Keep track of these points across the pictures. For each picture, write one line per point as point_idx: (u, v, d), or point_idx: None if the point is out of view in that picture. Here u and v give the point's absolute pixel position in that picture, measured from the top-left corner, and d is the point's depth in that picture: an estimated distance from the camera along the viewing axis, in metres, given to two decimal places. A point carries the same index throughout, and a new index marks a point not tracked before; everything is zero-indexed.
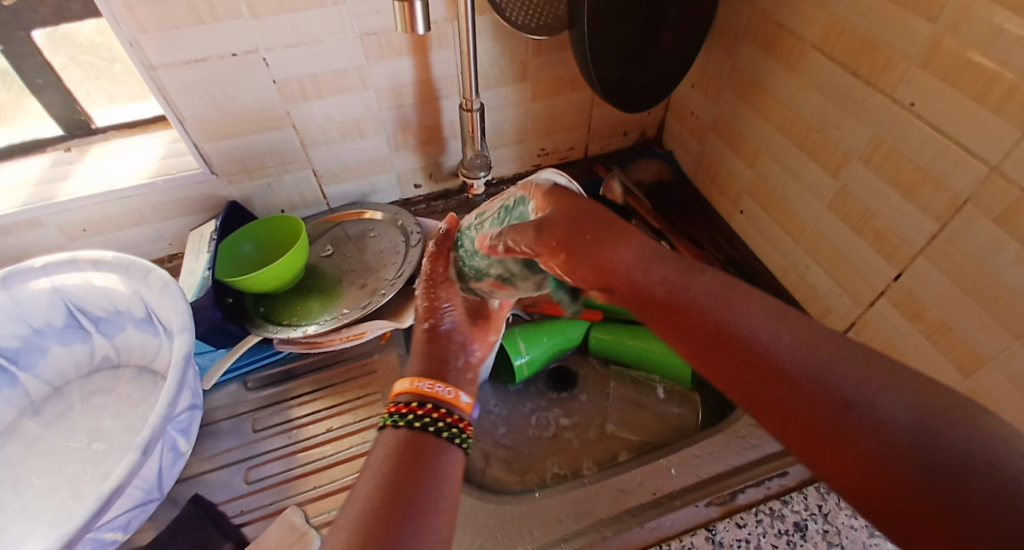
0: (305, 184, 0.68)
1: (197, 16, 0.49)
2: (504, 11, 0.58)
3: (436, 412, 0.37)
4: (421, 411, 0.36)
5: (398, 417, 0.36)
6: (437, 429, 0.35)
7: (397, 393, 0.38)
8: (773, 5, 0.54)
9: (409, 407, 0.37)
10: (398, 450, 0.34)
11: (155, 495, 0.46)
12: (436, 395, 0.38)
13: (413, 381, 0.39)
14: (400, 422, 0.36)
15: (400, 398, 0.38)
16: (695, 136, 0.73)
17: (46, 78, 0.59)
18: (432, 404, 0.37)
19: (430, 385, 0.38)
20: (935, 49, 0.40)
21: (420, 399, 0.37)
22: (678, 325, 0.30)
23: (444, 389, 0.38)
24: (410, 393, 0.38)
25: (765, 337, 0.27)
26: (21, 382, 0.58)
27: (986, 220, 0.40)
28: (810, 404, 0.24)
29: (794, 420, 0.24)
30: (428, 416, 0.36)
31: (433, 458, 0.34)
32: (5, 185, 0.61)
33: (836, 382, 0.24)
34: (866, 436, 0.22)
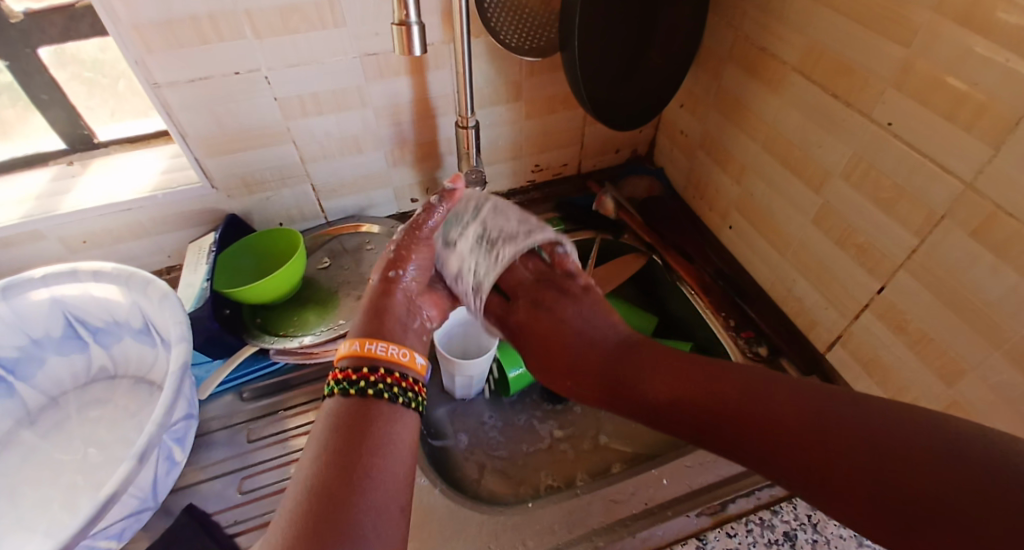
0: (303, 198, 0.69)
1: (202, 36, 0.51)
2: (498, 33, 0.60)
3: (390, 377, 0.37)
4: (374, 376, 0.37)
5: (347, 384, 0.36)
6: (390, 394, 0.36)
7: (341, 356, 0.38)
8: (756, 29, 0.56)
9: (358, 373, 0.37)
10: (343, 423, 0.35)
11: (151, 503, 0.46)
12: (389, 358, 0.38)
13: (362, 344, 0.39)
14: (350, 390, 0.36)
15: (344, 363, 0.38)
16: (684, 154, 0.75)
17: (51, 94, 0.61)
18: (385, 368, 0.38)
19: (380, 348, 0.39)
20: (908, 72, 0.42)
21: (369, 363, 0.37)
22: (695, 392, 0.38)
23: (398, 351, 0.39)
24: (356, 358, 0.38)
25: (768, 403, 0.34)
26: (18, 392, 0.58)
27: (962, 234, 0.41)
28: (815, 444, 0.30)
29: (799, 461, 0.31)
30: (379, 381, 0.37)
31: (380, 427, 0.35)
32: (7, 198, 0.63)
33: (832, 421, 0.31)
34: (862, 452, 0.29)
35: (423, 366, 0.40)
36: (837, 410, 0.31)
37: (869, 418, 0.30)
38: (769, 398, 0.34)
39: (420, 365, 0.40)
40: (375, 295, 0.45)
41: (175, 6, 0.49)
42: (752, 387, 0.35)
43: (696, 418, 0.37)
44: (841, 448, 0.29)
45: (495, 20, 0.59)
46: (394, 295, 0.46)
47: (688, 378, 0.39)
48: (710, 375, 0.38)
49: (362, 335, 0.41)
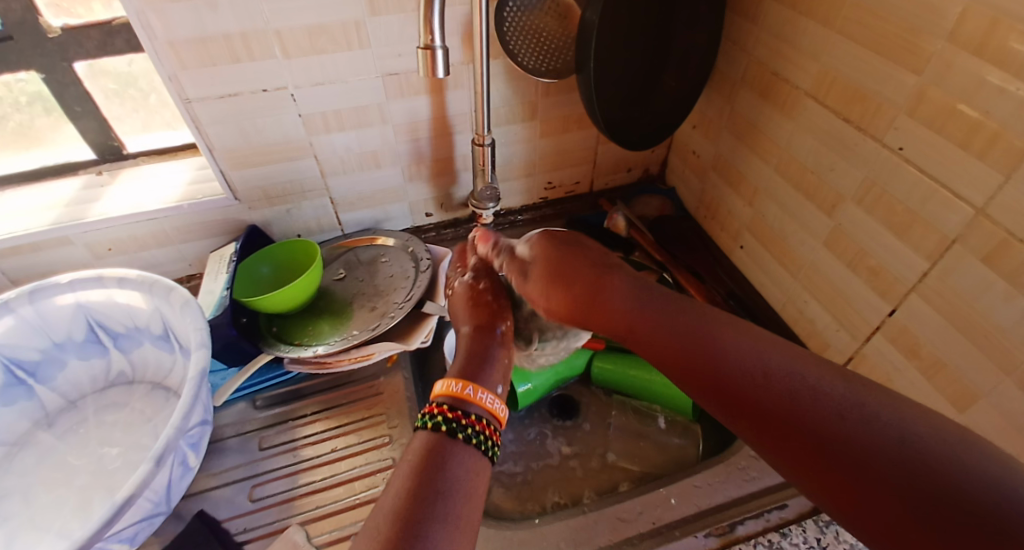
0: (322, 211, 0.71)
1: (234, 55, 0.53)
2: (516, 56, 0.62)
3: (478, 425, 0.37)
4: (465, 420, 0.37)
5: (438, 420, 0.37)
6: (475, 440, 0.36)
7: (438, 393, 0.39)
8: (768, 55, 0.57)
9: (449, 412, 0.37)
10: (422, 462, 0.34)
11: (162, 508, 0.46)
12: (482, 404, 0.39)
13: (457, 384, 0.40)
14: (442, 427, 0.36)
15: (439, 400, 0.38)
16: (696, 174, 0.76)
17: (85, 106, 0.63)
18: (472, 412, 0.38)
19: (473, 391, 0.39)
20: (921, 99, 0.42)
21: (460, 404, 0.38)
22: (670, 347, 0.38)
23: (492, 400, 0.39)
24: (452, 398, 0.39)
25: (767, 374, 0.33)
26: (38, 394, 0.59)
27: (974, 259, 0.42)
28: (794, 429, 0.30)
29: (774, 428, 0.31)
30: (468, 426, 0.37)
31: (455, 476, 0.34)
32: (38, 205, 0.65)
33: (825, 402, 0.30)
34: (878, 454, 0.27)
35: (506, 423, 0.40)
36: (865, 402, 0.29)
37: (877, 420, 0.28)
38: (754, 355, 0.34)
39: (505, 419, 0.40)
40: (472, 334, 0.47)
41: (210, 27, 0.51)
42: (754, 345, 0.35)
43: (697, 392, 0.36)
44: (835, 451, 0.28)
45: (513, 42, 0.61)
46: (491, 340, 0.46)
47: (691, 332, 0.38)
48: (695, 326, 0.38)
49: (460, 375, 0.42)
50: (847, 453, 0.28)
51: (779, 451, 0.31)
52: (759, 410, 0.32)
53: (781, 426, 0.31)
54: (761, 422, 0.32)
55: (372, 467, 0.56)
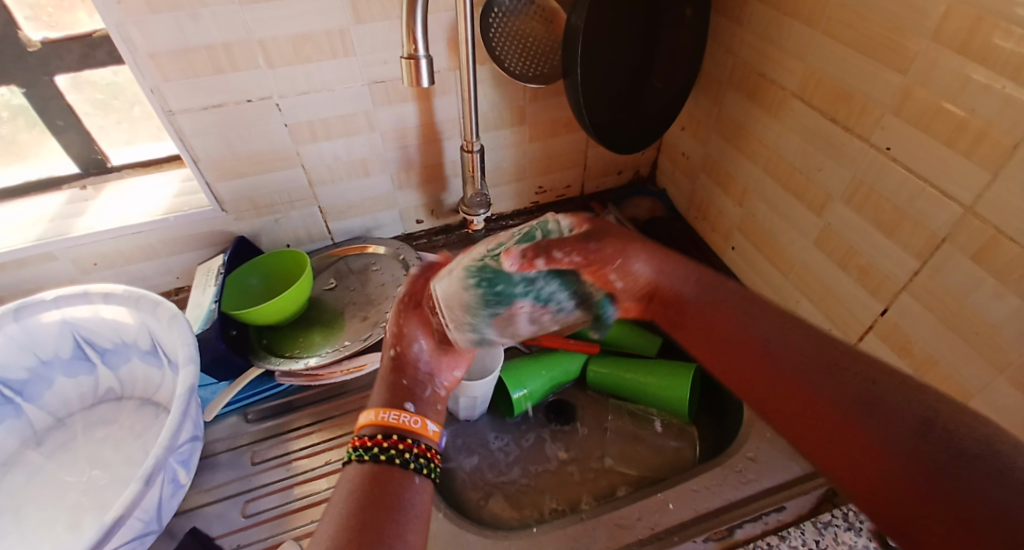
0: (311, 220, 0.70)
1: (217, 66, 0.53)
2: (503, 61, 0.62)
3: (403, 444, 0.37)
4: (388, 443, 0.37)
5: (363, 451, 0.36)
6: (401, 460, 0.36)
7: (360, 425, 0.38)
8: (755, 56, 0.57)
9: (375, 439, 0.37)
10: (364, 482, 0.35)
11: (154, 527, 0.46)
12: (401, 425, 0.38)
13: (379, 412, 0.39)
14: (364, 456, 0.36)
15: (365, 431, 0.38)
16: (686, 176, 0.76)
17: (67, 119, 0.62)
18: (398, 435, 0.38)
19: (396, 415, 0.39)
20: (906, 98, 0.43)
21: (386, 431, 0.38)
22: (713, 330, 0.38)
23: (410, 418, 0.39)
24: (374, 426, 0.38)
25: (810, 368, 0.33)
26: (26, 412, 0.58)
27: (964, 257, 0.42)
28: (839, 434, 0.30)
29: (815, 432, 0.32)
30: (394, 448, 0.37)
31: (396, 493, 0.35)
32: (21, 221, 0.64)
33: (852, 402, 0.30)
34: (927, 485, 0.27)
35: (437, 432, 0.40)
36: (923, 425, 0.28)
37: (906, 420, 0.28)
38: (792, 359, 0.34)
39: (433, 431, 0.39)
40: (385, 371, 0.43)
41: (192, 38, 0.50)
42: (780, 332, 0.35)
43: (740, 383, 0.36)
44: (868, 460, 0.29)
45: (500, 47, 0.60)
46: (402, 372, 0.43)
47: (726, 327, 0.37)
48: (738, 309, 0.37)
49: (383, 405, 0.40)
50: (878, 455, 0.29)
51: (813, 446, 0.32)
52: (809, 409, 0.32)
53: (813, 426, 0.32)
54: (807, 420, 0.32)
55: None
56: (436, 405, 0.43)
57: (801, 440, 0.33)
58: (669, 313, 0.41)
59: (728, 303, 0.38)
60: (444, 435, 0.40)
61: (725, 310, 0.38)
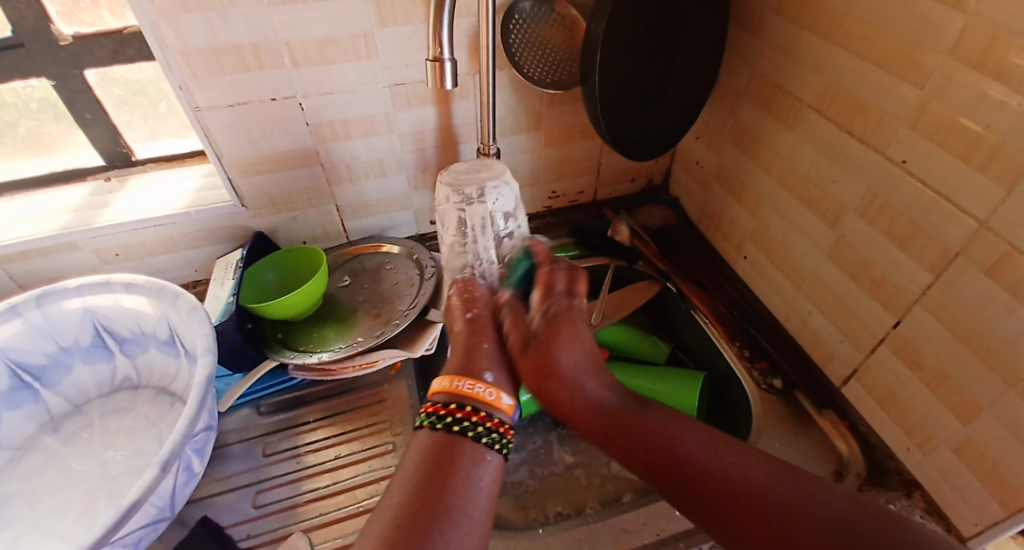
0: (328, 218, 0.71)
1: (244, 64, 0.54)
2: (522, 67, 0.63)
3: (476, 416, 0.40)
4: (462, 414, 0.39)
5: (435, 418, 0.39)
6: (474, 433, 0.38)
7: (435, 392, 0.41)
8: (771, 68, 0.58)
9: (447, 408, 0.40)
10: (433, 455, 0.38)
11: (167, 514, 0.46)
12: (474, 396, 0.41)
13: (453, 381, 0.42)
14: (438, 424, 0.39)
15: (438, 398, 0.41)
16: (699, 184, 0.77)
17: (95, 113, 0.64)
18: (471, 407, 0.40)
19: (470, 386, 0.41)
20: (922, 112, 0.43)
21: (458, 401, 0.40)
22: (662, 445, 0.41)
23: (484, 390, 0.41)
24: (447, 394, 0.41)
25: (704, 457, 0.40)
26: (43, 398, 0.60)
27: (977, 272, 0.42)
28: (790, 528, 0.35)
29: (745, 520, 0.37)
30: (467, 419, 0.39)
31: (462, 470, 0.37)
32: (46, 210, 0.66)
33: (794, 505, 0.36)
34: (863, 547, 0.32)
35: (510, 407, 0.42)
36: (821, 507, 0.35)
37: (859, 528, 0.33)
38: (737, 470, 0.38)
39: (506, 405, 0.41)
40: (463, 335, 0.48)
41: (221, 37, 0.52)
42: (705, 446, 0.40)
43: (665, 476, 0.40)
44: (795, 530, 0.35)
45: (519, 54, 0.62)
46: (478, 335, 0.48)
47: (679, 445, 0.40)
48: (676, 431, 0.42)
49: (459, 372, 0.44)
50: (822, 545, 0.33)
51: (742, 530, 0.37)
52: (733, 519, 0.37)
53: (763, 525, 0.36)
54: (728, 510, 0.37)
55: (377, 474, 0.56)
56: (507, 376, 0.46)
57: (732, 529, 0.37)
58: (603, 422, 0.44)
59: (658, 423, 0.42)
60: (515, 410, 0.42)
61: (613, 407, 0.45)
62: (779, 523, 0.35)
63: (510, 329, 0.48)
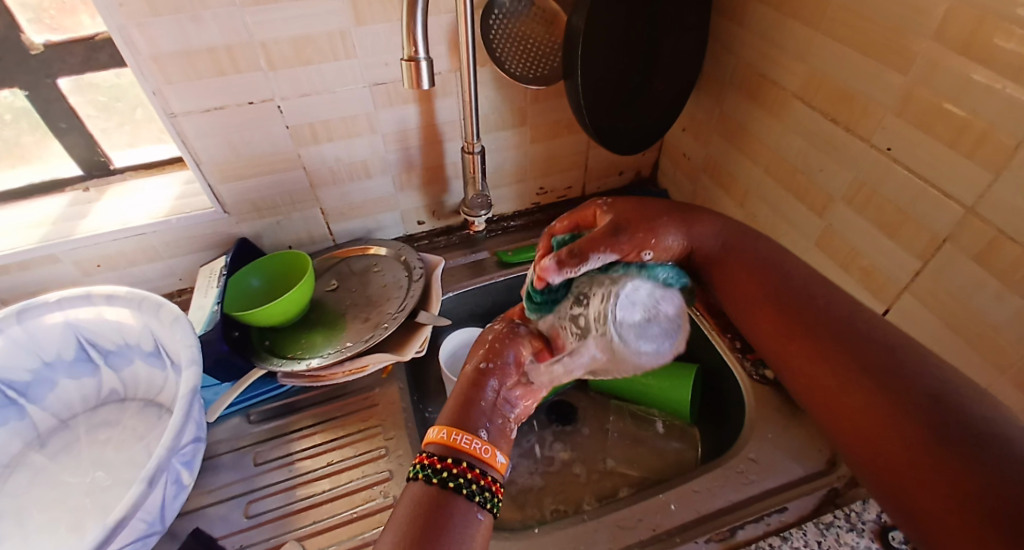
0: (313, 222, 0.70)
1: (220, 68, 0.53)
2: (504, 64, 0.62)
3: (470, 473, 0.35)
4: (456, 469, 0.35)
5: (430, 472, 0.35)
6: (468, 491, 0.34)
7: (429, 441, 0.37)
8: (755, 57, 0.57)
9: (442, 462, 0.35)
10: (424, 513, 0.33)
11: (157, 528, 0.46)
12: (470, 451, 0.36)
13: (449, 431, 0.37)
14: (432, 479, 0.34)
15: (432, 450, 0.36)
16: (687, 176, 0.76)
17: (71, 122, 0.63)
18: (466, 462, 0.35)
19: (468, 440, 0.36)
20: (908, 99, 0.42)
21: (454, 455, 0.36)
22: (773, 297, 0.41)
23: (481, 446, 0.36)
24: (443, 446, 0.36)
25: (823, 305, 0.39)
26: (29, 414, 0.58)
27: (966, 258, 0.42)
28: (879, 415, 0.32)
29: (823, 374, 0.36)
30: (462, 475, 0.35)
31: (454, 529, 0.33)
32: (25, 222, 0.64)
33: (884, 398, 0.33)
34: (918, 413, 0.31)
35: (505, 464, 0.37)
36: (907, 370, 0.33)
37: (908, 392, 0.32)
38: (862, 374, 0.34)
39: (501, 462, 0.37)
40: (463, 385, 0.40)
41: (194, 40, 0.51)
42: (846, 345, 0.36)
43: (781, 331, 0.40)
44: (875, 416, 0.32)
45: (500, 50, 0.61)
46: (482, 390, 0.40)
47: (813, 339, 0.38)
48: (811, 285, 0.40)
49: (449, 422, 0.38)
50: (899, 427, 0.31)
51: (820, 391, 0.36)
52: (829, 358, 0.36)
53: (845, 404, 0.34)
54: (812, 357, 0.37)
55: (370, 479, 0.55)
56: (506, 436, 0.39)
57: (827, 399, 0.36)
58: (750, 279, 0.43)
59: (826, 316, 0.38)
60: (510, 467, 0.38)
61: (751, 256, 0.44)
62: (859, 415, 0.33)
63: (521, 389, 0.42)
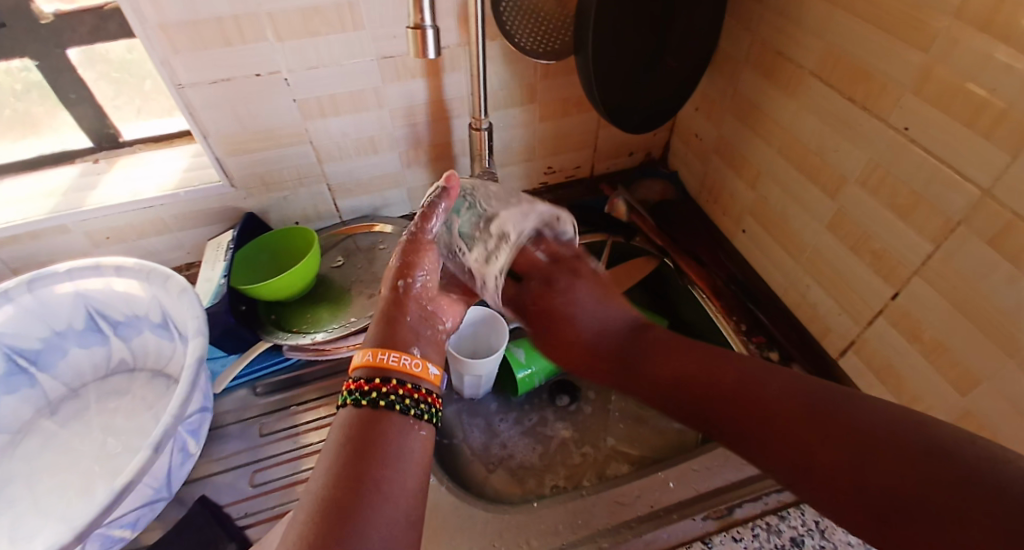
0: (319, 197, 0.70)
1: (226, 38, 0.52)
2: (514, 38, 0.61)
3: (403, 388, 0.36)
4: (387, 387, 0.36)
5: (359, 395, 0.35)
6: (402, 405, 0.36)
7: (355, 366, 0.37)
8: (772, 34, 0.56)
9: (370, 384, 0.36)
10: (355, 435, 0.34)
11: (164, 494, 0.47)
12: (400, 368, 0.37)
13: (377, 354, 0.38)
14: (363, 401, 0.35)
15: (359, 374, 0.37)
16: (698, 157, 0.75)
17: (80, 92, 0.62)
18: (398, 380, 0.37)
19: (396, 357, 0.38)
20: (927, 77, 0.41)
21: (382, 375, 0.36)
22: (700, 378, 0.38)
23: (411, 362, 0.38)
24: (371, 369, 0.37)
25: (749, 382, 0.35)
26: (40, 382, 0.59)
27: (979, 241, 0.41)
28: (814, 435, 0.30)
29: (782, 443, 0.32)
30: (394, 393, 0.36)
31: (391, 442, 0.34)
32: (35, 193, 0.65)
33: (835, 408, 0.31)
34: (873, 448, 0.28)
35: (435, 376, 0.39)
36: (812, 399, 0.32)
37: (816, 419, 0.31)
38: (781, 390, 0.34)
39: (433, 375, 0.39)
40: (387, 305, 0.42)
41: (201, 9, 0.50)
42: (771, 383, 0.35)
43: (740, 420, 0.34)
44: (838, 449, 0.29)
45: (510, 23, 0.59)
46: (406, 307, 0.42)
47: (682, 357, 0.40)
48: (705, 357, 0.39)
49: (377, 343, 0.39)
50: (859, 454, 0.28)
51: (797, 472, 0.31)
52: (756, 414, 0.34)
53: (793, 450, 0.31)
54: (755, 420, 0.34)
55: None
56: (437, 346, 0.42)
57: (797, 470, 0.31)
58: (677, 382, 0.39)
59: (712, 360, 0.38)
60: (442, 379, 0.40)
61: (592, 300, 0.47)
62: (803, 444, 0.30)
63: (443, 303, 0.45)
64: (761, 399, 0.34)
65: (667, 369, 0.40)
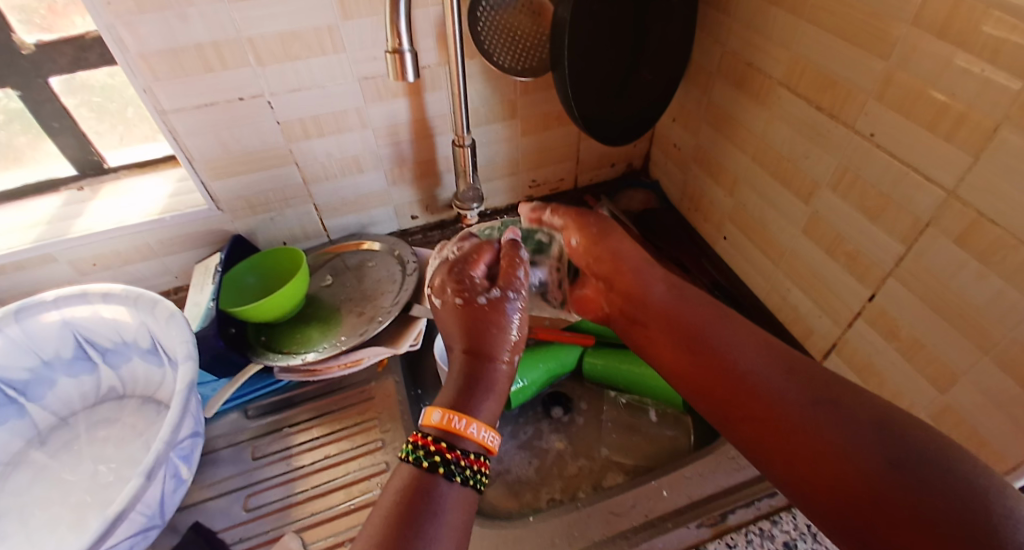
0: (306, 218, 0.71)
1: (207, 65, 0.53)
2: (492, 56, 0.62)
3: (475, 464, 0.37)
4: (462, 460, 0.37)
5: (435, 461, 0.36)
6: (471, 480, 0.37)
7: (434, 426, 0.38)
8: (741, 45, 0.58)
9: (449, 452, 0.37)
10: (406, 498, 0.35)
11: (157, 522, 0.47)
12: (481, 445, 0.38)
13: (461, 422, 0.37)
14: (438, 469, 0.36)
15: (435, 435, 0.37)
16: (678, 166, 0.77)
17: (62, 121, 0.63)
18: (473, 454, 0.37)
19: (480, 433, 0.38)
20: (888, 84, 0.43)
21: (460, 446, 0.37)
22: (687, 350, 0.43)
23: (490, 439, 0.38)
24: (448, 435, 0.37)
25: (730, 352, 0.40)
26: (29, 413, 0.59)
27: (947, 241, 0.42)
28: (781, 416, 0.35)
29: (753, 419, 0.36)
30: (466, 466, 0.37)
31: (438, 506, 0.35)
32: (19, 223, 0.65)
33: (826, 395, 0.34)
34: (832, 438, 0.32)
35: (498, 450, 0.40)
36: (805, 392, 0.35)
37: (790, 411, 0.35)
38: (768, 371, 0.37)
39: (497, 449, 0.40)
40: (469, 370, 0.41)
41: (181, 37, 0.51)
42: (770, 361, 0.38)
43: (723, 399, 0.39)
44: (810, 434, 0.33)
45: (487, 42, 0.61)
46: (490, 370, 0.41)
47: (677, 328, 0.45)
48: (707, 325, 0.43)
49: (455, 407, 0.39)
50: (825, 445, 0.32)
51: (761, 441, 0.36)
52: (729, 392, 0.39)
53: (758, 426, 0.36)
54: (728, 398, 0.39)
55: (366, 471, 0.56)
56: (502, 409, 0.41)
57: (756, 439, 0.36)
58: (671, 346, 0.44)
59: (700, 323, 0.43)
60: None
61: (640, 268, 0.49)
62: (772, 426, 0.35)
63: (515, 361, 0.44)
64: (749, 378, 0.38)
65: (671, 342, 0.44)
